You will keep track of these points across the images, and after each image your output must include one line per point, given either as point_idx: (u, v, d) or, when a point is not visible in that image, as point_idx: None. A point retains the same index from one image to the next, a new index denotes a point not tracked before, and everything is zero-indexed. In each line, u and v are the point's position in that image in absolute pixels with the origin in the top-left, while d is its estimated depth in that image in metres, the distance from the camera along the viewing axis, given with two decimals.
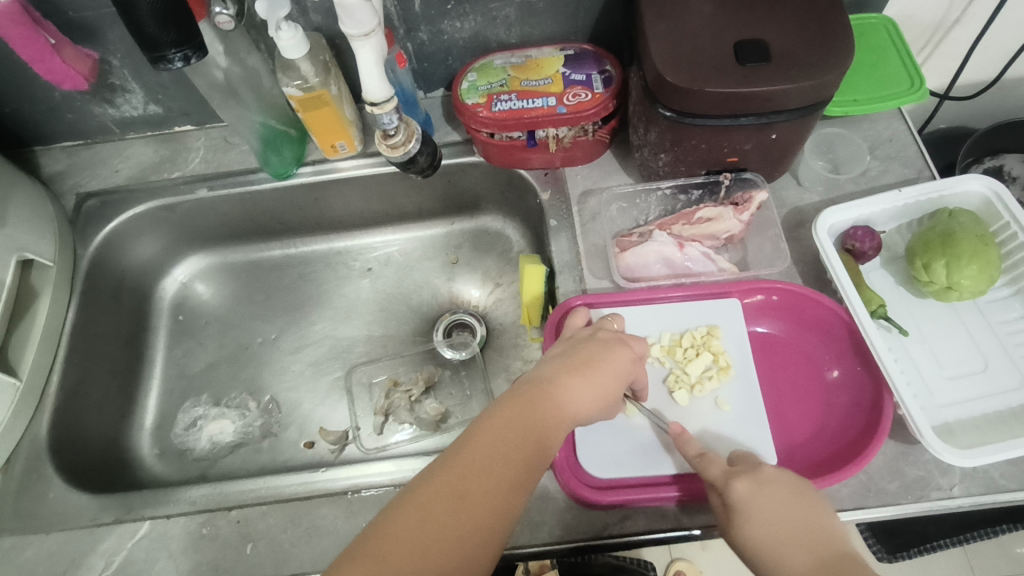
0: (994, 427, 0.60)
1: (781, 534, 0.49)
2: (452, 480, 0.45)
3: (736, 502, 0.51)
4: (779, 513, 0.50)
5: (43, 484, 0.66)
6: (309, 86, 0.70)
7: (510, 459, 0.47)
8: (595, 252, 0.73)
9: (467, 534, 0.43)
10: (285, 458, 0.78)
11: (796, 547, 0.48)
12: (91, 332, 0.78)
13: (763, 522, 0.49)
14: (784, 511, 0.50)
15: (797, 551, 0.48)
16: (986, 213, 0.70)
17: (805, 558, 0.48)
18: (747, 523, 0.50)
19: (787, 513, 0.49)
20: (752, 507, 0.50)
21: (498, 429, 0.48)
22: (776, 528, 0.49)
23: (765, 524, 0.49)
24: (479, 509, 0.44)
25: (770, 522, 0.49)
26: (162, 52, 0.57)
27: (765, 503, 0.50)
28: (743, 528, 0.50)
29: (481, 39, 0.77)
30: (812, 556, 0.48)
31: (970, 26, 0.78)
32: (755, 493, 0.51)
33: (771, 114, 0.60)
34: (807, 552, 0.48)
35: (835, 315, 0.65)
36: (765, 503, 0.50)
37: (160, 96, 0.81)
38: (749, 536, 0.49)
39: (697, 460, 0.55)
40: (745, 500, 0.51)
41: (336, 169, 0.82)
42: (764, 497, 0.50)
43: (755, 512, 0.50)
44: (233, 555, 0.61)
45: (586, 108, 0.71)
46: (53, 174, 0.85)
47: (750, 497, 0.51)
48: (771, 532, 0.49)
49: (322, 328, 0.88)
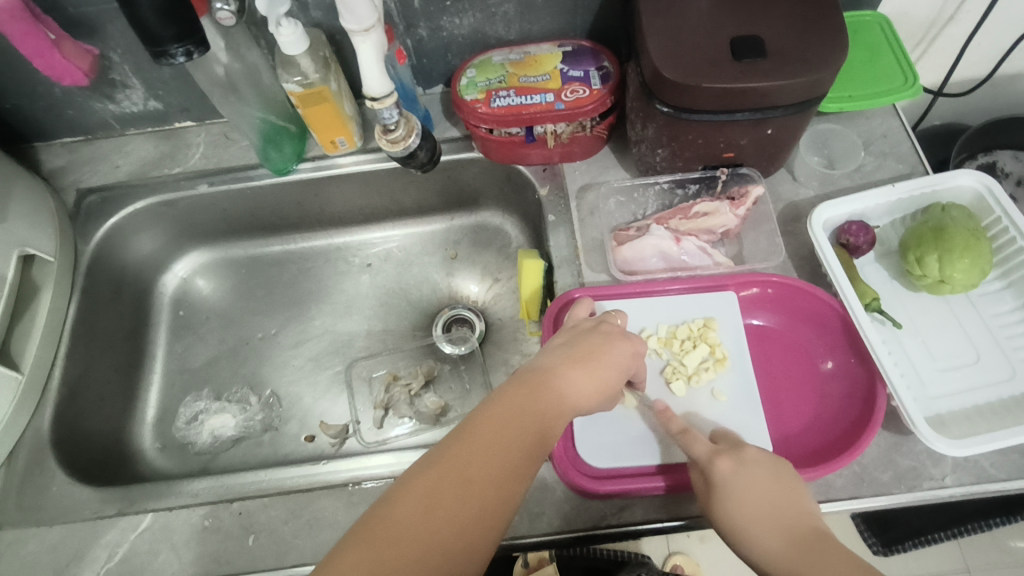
0: (985, 418, 0.61)
1: (759, 511, 0.50)
2: (456, 467, 0.45)
3: (717, 478, 0.52)
4: (757, 491, 0.51)
5: (46, 477, 0.67)
6: (309, 83, 0.71)
7: (514, 447, 0.47)
8: (593, 247, 0.73)
9: (470, 522, 0.43)
10: (286, 452, 0.79)
11: (772, 523, 0.49)
12: (92, 327, 0.78)
13: (741, 498, 0.51)
14: (763, 489, 0.51)
15: (773, 528, 0.49)
16: (978, 207, 0.71)
17: (779, 534, 0.49)
18: (726, 498, 0.51)
19: (765, 492, 0.51)
20: (732, 484, 0.52)
21: (500, 414, 0.48)
22: (753, 505, 0.50)
23: (743, 500, 0.51)
24: (483, 496, 0.44)
25: (747, 499, 0.51)
26: (164, 47, 0.57)
27: (745, 481, 0.52)
28: (722, 503, 0.51)
29: (480, 36, 0.77)
30: (786, 533, 0.49)
31: (963, 23, 0.79)
32: (737, 471, 0.52)
33: (767, 110, 0.61)
34: (781, 528, 0.49)
35: (830, 307, 0.66)
36: (745, 482, 0.52)
37: (160, 92, 0.81)
38: (726, 510, 0.51)
39: (682, 436, 0.57)
40: (727, 477, 0.52)
41: (336, 165, 0.83)
42: (744, 475, 0.52)
43: (735, 487, 0.51)
44: (235, 547, 0.62)
45: (584, 103, 0.72)
46: (53, 170, 0.85)
47: (731, 474, 0.52)
48: (749, 507, 0.50)
49: (322, 323, 0.89)
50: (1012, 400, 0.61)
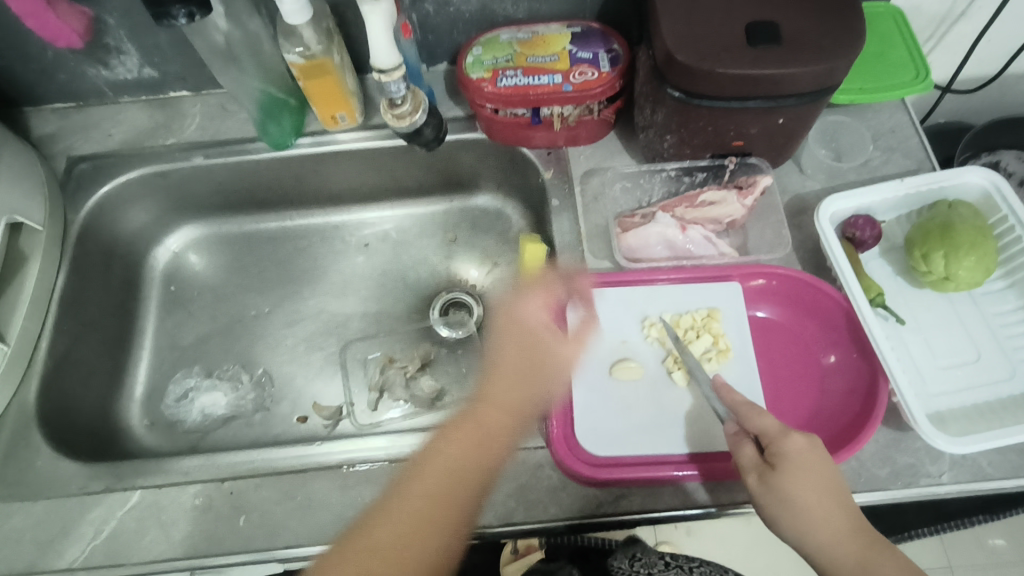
0: (984, 417, 0.61)
1: (824, 494, 0.51)
2: None
3: (787, 455, 0.52)
4: (824, 476, 0.51)
5: (31, 452, 0.66)
6: (311, 55, 0.68)
7: None
8: (596, 233, 0.72)
9: None
10: (277, 432, 0.78)
11: (832, 510, 0.51)
12: (80, 299, 0.76)
13: (810, 480, 0.51)
14: (828, 475, 0.51)
15: (834, 512, 0.51)
16: (985, 205, 0.70)
17: (837, 518, 0.50)
18: (798, 475, 0.51)
19: (829, 477, 0.51)
20: (803, 463, 0.51)
21: None
22: (819, 489, 0.51)
23: (811, 478, 0.51)
24: None
25: (817, 481, 0.51)
26: (166, 8, 0.56)
27: (815, 464, 0.52)
28: (793, 480, 0.51)
29: (488, 13, 0.75)
30: (842, 518, 0.51)
31: (976, 19, 0.78)
32: (807, 450, 0.52)
33: (780, 98, 0.60)
34: (841, 514, 0.51)
35: (834, 301, 0.65)
36: (813, 462, 0.52)
37: (156, 60, 0.79)
38: (798, 488, 0.50)
39: (744, 407, 0.56)
40: (800, 453, 0.52)
41: (335, 141, 0.81)
42: (814, 458, 0.52)
43: (807, 467, 0.51)
44: (225, 527, 0.61)
45: (593, 86, 0.70)
46: (43, 137, 0.82)
47: (804, 453, 0.52)
48: (815, 491, 0.51)
49: (317, 303, 0.87)
50: (1010, 399, 0.61)
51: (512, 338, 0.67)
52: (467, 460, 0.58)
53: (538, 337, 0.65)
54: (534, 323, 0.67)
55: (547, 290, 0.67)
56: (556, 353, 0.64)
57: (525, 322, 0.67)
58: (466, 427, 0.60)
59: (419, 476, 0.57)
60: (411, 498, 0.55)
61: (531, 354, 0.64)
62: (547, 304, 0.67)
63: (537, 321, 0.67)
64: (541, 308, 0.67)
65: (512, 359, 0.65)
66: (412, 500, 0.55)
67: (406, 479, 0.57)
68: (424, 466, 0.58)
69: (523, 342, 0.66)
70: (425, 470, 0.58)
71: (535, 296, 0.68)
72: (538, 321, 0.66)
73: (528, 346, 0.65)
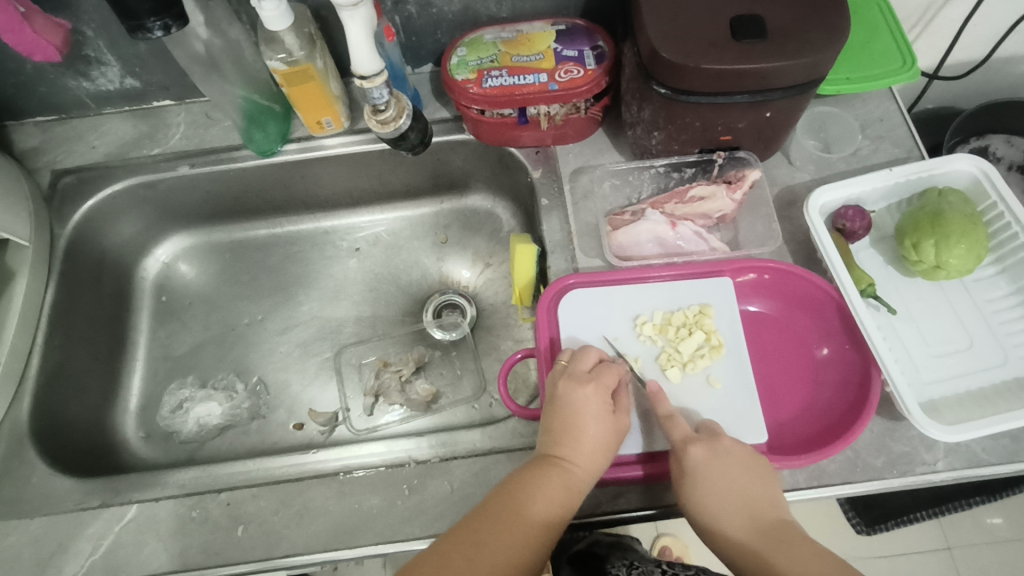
0: (978, 404, 0.61)
1: (726, 501, 0.52)
2: None
3: (687, 468, 0.54)
4: (730, 483, 0.53)
5: (26, 468, 0.65)
6: (294, 61, 0.68)
7: None
8: (587, 231, 0.72)
9: None
10: (274, 440, 0.78)
11: (735, 516, 0.52)
12: (71, 313, 0.76)
13: (709, 493, 0.53)
14: (730, 483, 0.53)
15: (739, 517, 0.52)
16: (974, 192, 0.70)
17: (745, 525, 0.52)
18: (697, 488, 0.53)
19: (736, 483, 0.53)
20: (706, 475, 0.53)
21: None
22: (721, 498, 0.52)
23: (708, 490, 0.53)
24: None
25: (717, 490, 0.53)
26: (141, 21, 0.55)
27: (719, 473, 0.53)
28: (694, 491, 0.53)
29: (471, 13, 0.75)
30: (751, 523, 0.52)
31: (961, 6, 0.78)
32: (708, 461, 0.54)
33: (766, 91, 0.59)
34: (749, 519, 0.52)
35: (825, 293, 0.65)
36: (712, 472, 0.53)
37: (138, 69, 0.78)
38: (697, 499, 0.53)
39: (665, 417, 0.57)
40: (696, 465, 0.53)
41: (322, 146, 0.80)
42: (717, 467, 0.53)
43: (706, 479, 0.53)
44: (223, 538, 0.61)
45: (579, 84, 0.69)
46: (27, 150, 0.82)
47: (704, 466, 0.53)
48: (716, 500, 0.52)
49: (310, 309, 0.87)
50: (1004, 385, 0.62)
51: (567, 438, 0.56)
52: (556, 512, 0.53)
53: (608, 427, 0.57)
54: (594, 424, 0.56)
55: (601, 386, 0.58)
56: (618, 436, 0.57)
57: (581, 423, 0.56)
58: (549, 475, 0.54)
59: (501, 518, 0.52)
60: (500, 541, 0.51)
61: (603, 441, 0.56)
62: (604, 397, 0.58)
63: (595, 417, 0.57)
64: (602, 408, 0.57)
65: (583, 457, 0.55)
66: (497, 542, 0.51)
67: (482, 513, 0.53)
68: (503, 505, 0.53)
69: (579, 437, 0.56)
70: (505, 510, 0.53)
71: (592, 390, 0.57)
72: (595, 414, 0.57)
73: (598, 438, 0.56)
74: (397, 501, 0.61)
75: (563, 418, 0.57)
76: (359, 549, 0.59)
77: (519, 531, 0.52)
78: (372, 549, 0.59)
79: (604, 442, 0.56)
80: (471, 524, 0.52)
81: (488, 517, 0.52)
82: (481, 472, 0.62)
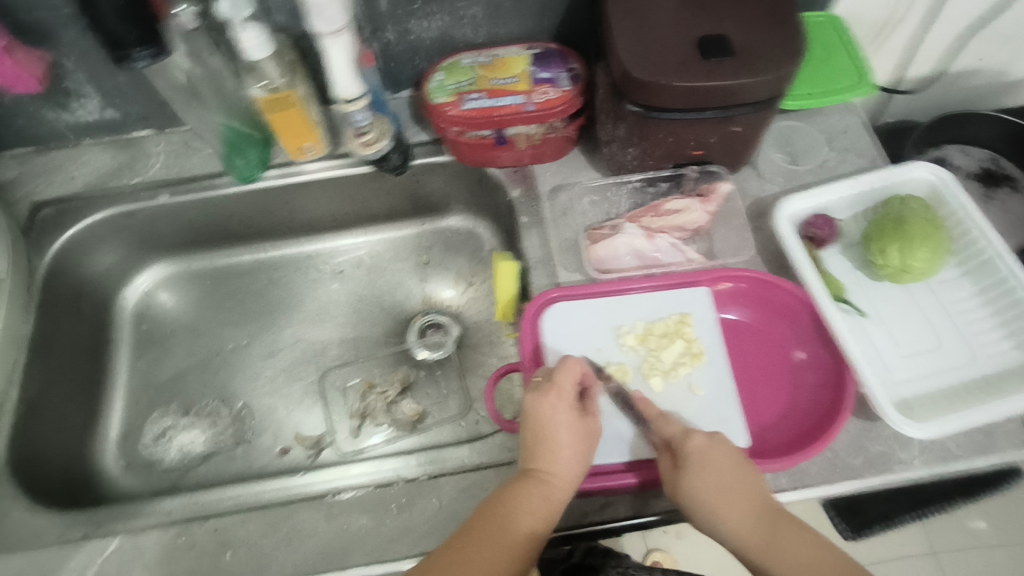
0: (948, 400, 0.63)
1: (724, 487, 0.53)
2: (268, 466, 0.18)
3: (692, 456, 0.55)
4: (727, 471, 0.54)
5: (4, 503, 0.64)
6: (275, 88, 0.69)
7: None
8: (567, 247, 0.74)
9: None
10: (259, 466, 0.77)
11: (738, 504, 0.53)
12: (48, 343, 0.75)
13: (712, 478, 0.54)
14: (728, 471, 0.54)
15: (740, 505, 0.53)
16: (934, 199, 0.74)
17: (746, 514, 0.53)
18: (700, 473, 0.54)
19: (733, 472, 0.54)
20: (706, 461, 0.55)
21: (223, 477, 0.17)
22: (722, 483, 0.53)
23: (711, 475, 0.54)
24: None
25: (718, 476, 0.54)
26: (126, 50, 0.57)
27: (716, 460, 0.55)
28: (696, 479, 0.54)
29: (447, 39, 0.77)
30: (750, 511, 0.53)
31: (912, 24, 0.83)
32: (709, 449, 0.55)
33: (734, 107, 0.62)
34: (750, 508, 0.53)
35: (799, 299, 0.68)
36: (713, 459, 0.55)
37: (117, 100, 0.79)
38: (700, 485, 0.53)
39: (658, 418, 0.60)
40: (699, 452, 0.55)
41: (303, 171, 0.81)
42: (716, 454, 0.55)
43: (708, 465, 0.54)
44: (210, 564, 0.60)
45: (555, 105, 0.72)
46: (4, 182, 0.81)
47: (705, 451, 0.55)
48: (717, 487, 0.53)
49: (293, 333, 0.87)
50: (972, 382, 0.64)
51: (540, 449, 0.56)
52: (538, 521, 0.53)
53: (580, 432, 0.57)
54: (565, 432, 0.57)
55: (563, 392, 0.59)
56: (592, 440, 0.58)
57: (552, 432, 0.57)
58: (527, 487, 0.55)
59: (482, 534, 0.52)
60: (480, 556, 0.51)
61: (577, 447, 0.57)
62: (571, 403, 0.59)
63: (565, 424, 0.57)
64: (569, 414, 0.58)
65: (559, 465, 0.56)
66: (479, 557, 0.51)
67: (464, 531, 0.53)
68: (483, 521, 0.53)
69: (553, 446, 0.56)
70: (486, 525, 0.53)
71: (555, 399, 0.58)
72: (564, 422, 0.57)
73: (571, 443, 0.57)
74: (386, 520, 0.61)
75: (535, 430, 0.58)
76: (349, 571, 0.58)
77: (501, 544, 0.52)
78: (361, 570, 0.58)
79: (579, 448, 0.57)
80: (454, 544, 0.52)
81: (469, 534, 0.53)
82: (469, 487, 0.62)
